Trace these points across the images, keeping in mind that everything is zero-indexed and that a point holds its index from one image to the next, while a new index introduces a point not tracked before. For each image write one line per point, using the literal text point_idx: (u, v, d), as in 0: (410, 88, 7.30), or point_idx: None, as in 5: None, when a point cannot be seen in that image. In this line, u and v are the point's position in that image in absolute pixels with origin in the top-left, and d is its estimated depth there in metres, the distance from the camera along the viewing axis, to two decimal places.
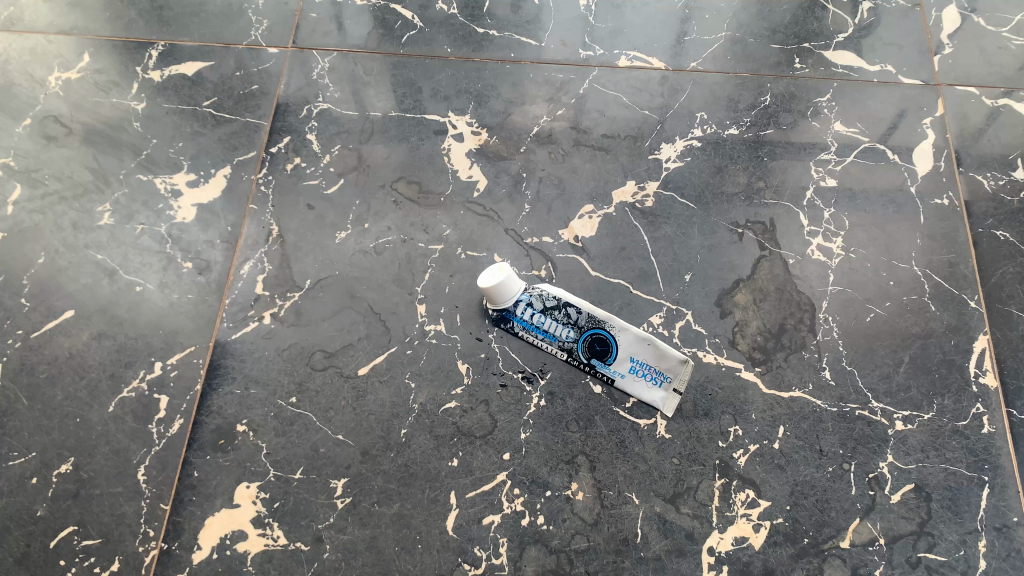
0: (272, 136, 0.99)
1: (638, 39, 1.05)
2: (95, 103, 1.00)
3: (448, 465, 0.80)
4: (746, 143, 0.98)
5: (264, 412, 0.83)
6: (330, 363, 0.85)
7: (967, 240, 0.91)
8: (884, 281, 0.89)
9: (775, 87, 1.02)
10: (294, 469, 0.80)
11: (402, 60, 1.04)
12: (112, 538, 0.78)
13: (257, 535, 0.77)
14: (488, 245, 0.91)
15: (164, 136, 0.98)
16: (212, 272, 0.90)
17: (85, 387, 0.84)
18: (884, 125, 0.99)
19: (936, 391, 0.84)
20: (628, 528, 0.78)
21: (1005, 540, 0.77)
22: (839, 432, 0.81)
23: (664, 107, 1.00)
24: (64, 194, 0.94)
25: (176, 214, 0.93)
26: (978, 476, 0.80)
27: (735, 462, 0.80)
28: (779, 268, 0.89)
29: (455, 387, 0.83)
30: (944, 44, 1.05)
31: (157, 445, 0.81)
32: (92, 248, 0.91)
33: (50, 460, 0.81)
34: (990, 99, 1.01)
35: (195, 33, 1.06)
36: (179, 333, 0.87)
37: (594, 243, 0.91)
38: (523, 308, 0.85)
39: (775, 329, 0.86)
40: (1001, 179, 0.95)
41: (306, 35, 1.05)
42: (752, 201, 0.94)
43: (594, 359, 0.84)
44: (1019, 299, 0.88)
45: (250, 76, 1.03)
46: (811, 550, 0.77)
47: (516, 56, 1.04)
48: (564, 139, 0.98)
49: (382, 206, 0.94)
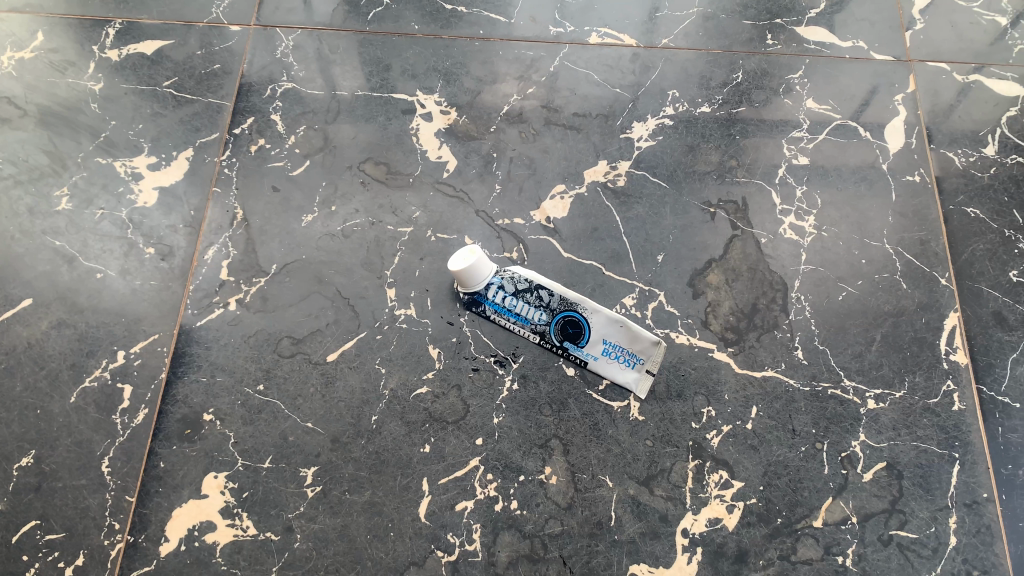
0: (235, 117, 0.96)
1: (609, 15, 1.03)
2: (51, 83, 0.97)
3: (419, 451, 0.79)
4: (718, 121, 0.97)
5: (231, 400, 0.81)
6: (298, 349, 0.83)
7: (938, 217, 0.91)
8: (856, 259, 0.89)
9: (747, 64, 1.01)
10: (263, 458, 0.79)
11: (369, 37, 1.01)
12: (76, 532, 0.76)
13: (226, 526, 0.76)
14: (459, 227, 0.89)
15: (123, 117, 0.95)
16: (175, 258, 0.87)
17: (46, 377, 0.82)
18: (857, 102, 0.99)
19: (908, 369, 0.84)
20: (602, 511, 0.77)
21: (975, 516, 0.78)
22: (811, 411, 0.81)
23: (636, 85, 0.99)
24: (20, 178, 0.91)
25: (137, 198, 0.91)
26: (948, 453, 0.80)
27: (708, 443, 0.80)
28: (752, 247, 0.89)
29: (426, 372, 0.82)
30: (916, 19, 1.04)
31: (121, 436, 0.79)
32: (49, 234, 0.89)
33: (11, 453, 0.79)
34: (961, 75, 1.00)
35: (154, 10, 1.02)
36: (142, 320, 0.84)
37: (566, 224, 0.90)
38: (494, 291, 0.83)
39: (748, 309, 0.85)
40: (972, 156, 0.95)
41: (269, 13, 1.03)
42: (725, 180, 0.93)
43: (566, 341, 0.83)
44: (988, 276, 0.88)
45: (212, 55, 1.00)
46: (785, 530, 0.77)
47: (485, 33, 1.02)
48: (535, 118, 0.96)
49: (350, 188, 0.92)
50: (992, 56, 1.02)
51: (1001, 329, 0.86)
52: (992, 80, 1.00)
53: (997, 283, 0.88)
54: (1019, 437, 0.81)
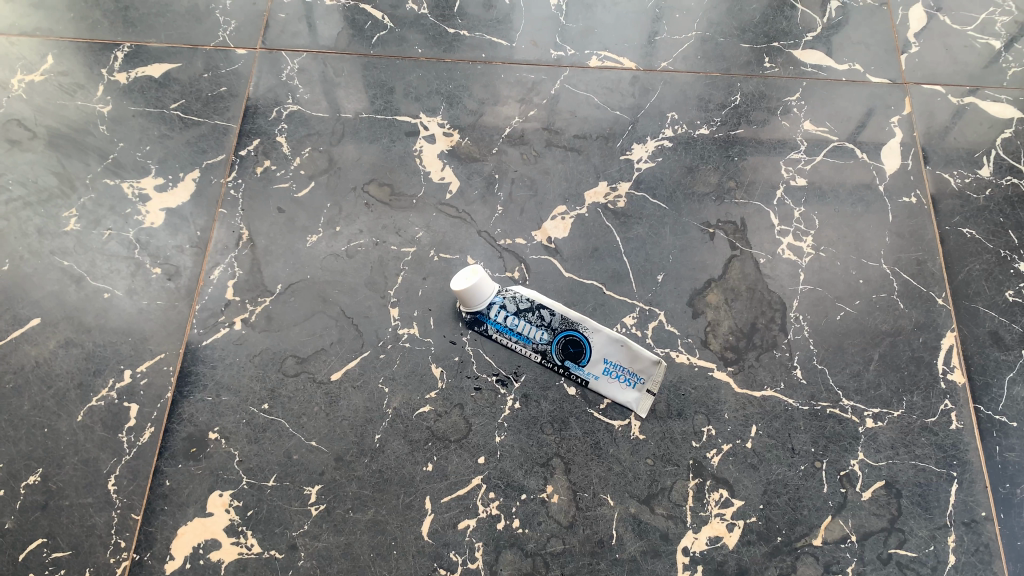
0: (241, 139, 0.97)
1: (608, 39, 1.05)
2: (60, 106, 0.98)
3: (422, 470, 0.80)
4: (716, 142, 0.98)
5: (236, 419, 0.82)
6: (302, 368, 0.84)
7: (934, 238, 0.93)
8: (854, 279, 0.90)
9: (745, 87, 1.02)
10: (267, 477, 0.79)
11: (373, 60, 1.03)
12: (82, 550, 0.77)
13: (231, 544, 0.77)
14: (461, 247, 0.91)
15: (131, 139, 0.97)
16: (182, 278, 0.89)
17: (53, 396, 0.83)
18: (853, 124, 1.00)
19: (905, 388, 0.85)
20: (603, 529, 0.78)
21: (973, 535, 0.78)
22: (810, 430, 0.82)
23: (636, 107, 1.00)
24: (28, 200, 0.93)
25: (144, 219, 0.92)
26: (946, 472, 0.81)
27: (708, 461, 0.81)
28: (750, 267, 0.90)
29: (429, 391, 0.83)
30: (910, 43, 1.06)
31: (127, 454, 0.80)
32: (57, 254, 0.90)
33: (18, 471, 0.80)
34: (955, 97, 1.02)
35: (161, 34, 1.04)
36: (149, 340, 0.85)
37: (567, 244, 0.91)
38: (496, 310, 0.84)
39: (747, 328, 0.86)
40: (967, 177, 0.96)
41: (275, 36, 1.04)
42: (723, 201, 0.94)
43: (568, 360, 0.84)
44: (985, 296, 0.89)
45: (218, 78, 1.01)
46: (784, 548, 0.78)
47: (487, 56, 1.04)
48: (537, 140, 0.98)
49: (354, 209, 0.93)
50: (986, 79, 1.03)
51: (997, 348, 0.87)
52: (986, 102, 1.02)
53: (993, 302, 0.89)
54: (1016, 456, 0.82)
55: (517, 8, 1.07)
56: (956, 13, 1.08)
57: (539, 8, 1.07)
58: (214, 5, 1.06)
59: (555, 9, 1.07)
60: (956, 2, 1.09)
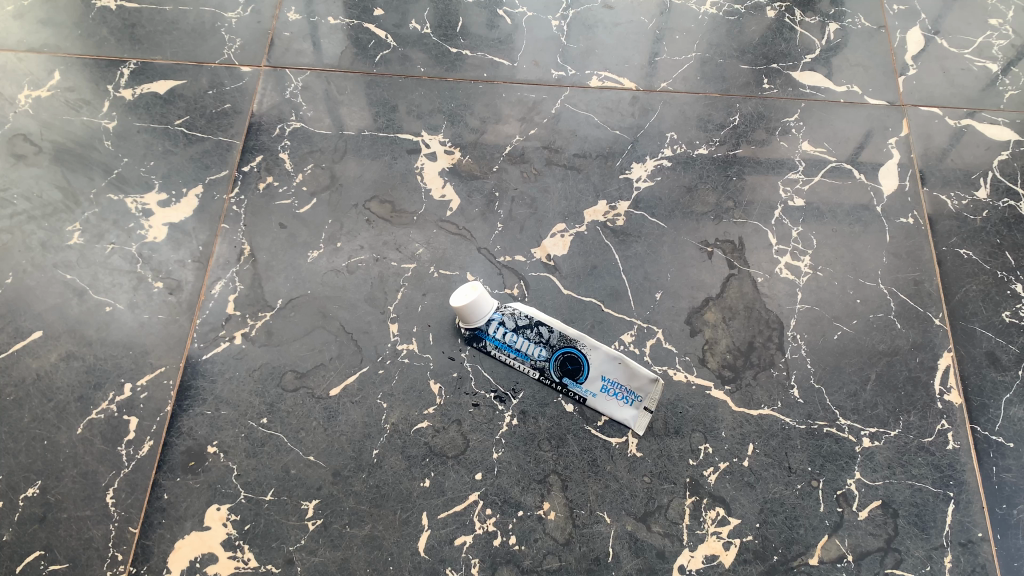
0: (244, 155, 0.98)
1: (609, 59, 1.06)
2: (64, 121, 0.99)
3: (419, 485, 0.80)
4: (715, 162, 0.99)
5: (236, 433, 0.82)
6: (301, 383, 0.85)
7: (932, 259, 0.93)
8: (851, 298, 0.91)
9: (744, 107, 1.03)
10: (265, 491, 0.80)
11: (376, 78, 1.04)
12: (79, 563, 0.76)
13: (228, 558, 0.77)
14: (461, 263, 0.91)
15: (136, 155, 0.98)
16: (183, 292, 0.89)
17: (54, 409, 0.83)
18: (852, 145, 1.01)
19: (902, 408, 0.85)
20: (600, 547, 0.78)
21: (970, 555, 0.78)
22: (807, 449, 0.82)
23: (636, 127, 1.01)
24: (33, 213, 0.93)
25: (147, 234, 0.93)
26: (942, 493, 0.81)
27: (705, 479, 0.81)
28: (748, 287, 0.90)
29: (428, 407, 0.83)
30: (908, 65, 1.07)
31: (126, 467, 0.80)
32: (61, 267, 0.90)
33: (17, 482, 0.80)
34: (953, 119, 1.03)
35: (167, 51, 1.06)
36: (150, 353, 0.86)
37: (566, 261, 0.92)
38: (495, 326, 0.86)
39: (744, 347, 0.87)
40: (964, 198, 0.97)
41: (280, 54, 1.06)
42: (721, 220, 0.95)
43: (566, 377, 0.85)
44: (982, 316, 0.90)
45: (223, 95, 1.03)
46: (781, 567, 0.77)
47: (490, 75, 1.05)
48: (537, 158, 0.99)
49: (356, 224, 0.94)
50: (984, 101, 1.05)
51: (995, 368, 0.87)
52: (983, 124, 1.03)
53: (990, 323, 0.89)
54: (1013, 476, 0.82)
55: (519, 28, 1.08)
56: (954, 36, 1.10)
57: (540, 29, 1.08)
58: (219, 24, 1.08)
59: (556, 30, 1.08)
60: (953, 25, 1.11)
